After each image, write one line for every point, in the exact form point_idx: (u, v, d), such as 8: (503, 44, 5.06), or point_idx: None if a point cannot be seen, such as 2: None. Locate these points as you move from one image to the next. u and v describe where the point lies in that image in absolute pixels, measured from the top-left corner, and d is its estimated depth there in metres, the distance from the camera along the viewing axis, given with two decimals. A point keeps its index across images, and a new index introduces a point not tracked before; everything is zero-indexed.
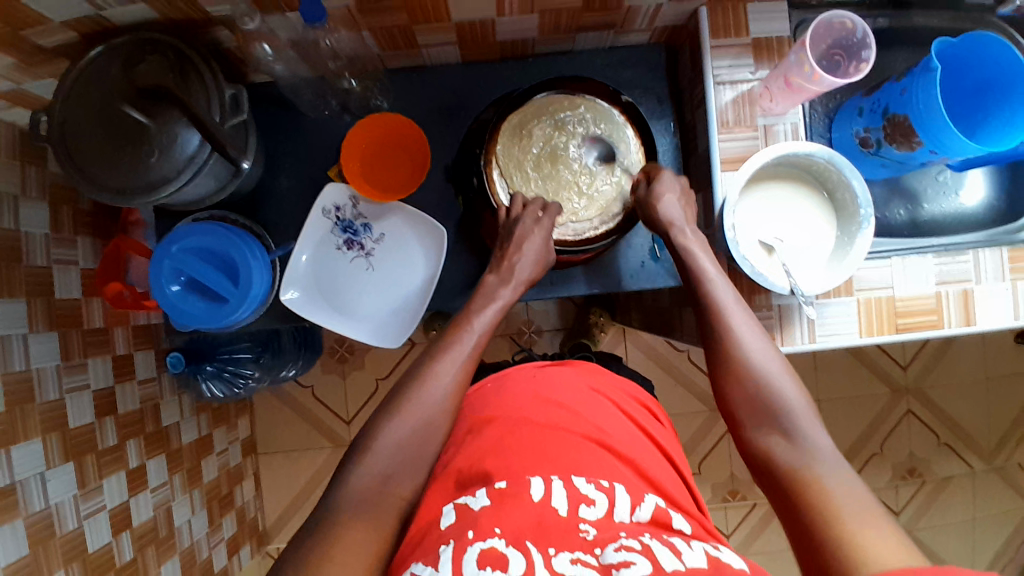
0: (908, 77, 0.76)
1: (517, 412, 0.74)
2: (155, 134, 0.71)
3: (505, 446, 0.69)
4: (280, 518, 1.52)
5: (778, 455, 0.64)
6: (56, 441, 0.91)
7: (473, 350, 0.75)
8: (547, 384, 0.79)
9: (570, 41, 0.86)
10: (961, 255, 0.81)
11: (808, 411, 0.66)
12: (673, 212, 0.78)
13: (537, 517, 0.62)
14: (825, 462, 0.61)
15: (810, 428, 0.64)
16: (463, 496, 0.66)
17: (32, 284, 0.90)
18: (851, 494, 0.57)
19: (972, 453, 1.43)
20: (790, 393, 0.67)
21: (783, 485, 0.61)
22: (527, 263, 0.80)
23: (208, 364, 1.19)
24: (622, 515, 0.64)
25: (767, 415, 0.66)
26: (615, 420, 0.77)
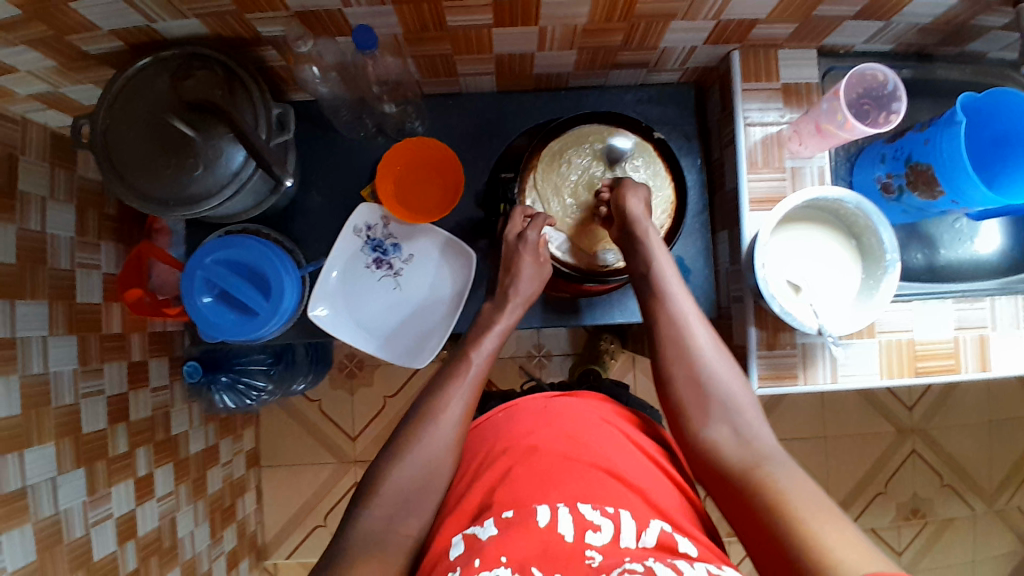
0: (930, 128, 0.78)
1: (527, 439, 0.74)
2: (201, 147, 0.73)
3: (514, 476, 0.70)
4: (280, 533, 1.50)
5: (725, 451, 0.67)
6: (69, 446, 0.91)
7: (479, 371, 0.77)
8: (560, 415, 0.78)
9: (604, 76, 0.89)
10: (979, 301, 0.84)
11: (752, 409, 0.70)
12: (637, 209, 0.80)
13: (543, 543, 0.62)
14: (771, 461, 0.65)
15: (756, 427, 0.69)
16: (472, 526, 0.66)
17: (55, 286, 0.90)
18: (802, 492, 0.60)
19: (974, 496, 1.44)
20: (736, 392, 0.71)
21: (730, 478, 0.65)
22: (526, 282, 0.82)
23: (223, 375, 1.21)
24: (628, 540, 0.64)
25: (717, 412, 0.70)
26: (621, 446, 0.75)
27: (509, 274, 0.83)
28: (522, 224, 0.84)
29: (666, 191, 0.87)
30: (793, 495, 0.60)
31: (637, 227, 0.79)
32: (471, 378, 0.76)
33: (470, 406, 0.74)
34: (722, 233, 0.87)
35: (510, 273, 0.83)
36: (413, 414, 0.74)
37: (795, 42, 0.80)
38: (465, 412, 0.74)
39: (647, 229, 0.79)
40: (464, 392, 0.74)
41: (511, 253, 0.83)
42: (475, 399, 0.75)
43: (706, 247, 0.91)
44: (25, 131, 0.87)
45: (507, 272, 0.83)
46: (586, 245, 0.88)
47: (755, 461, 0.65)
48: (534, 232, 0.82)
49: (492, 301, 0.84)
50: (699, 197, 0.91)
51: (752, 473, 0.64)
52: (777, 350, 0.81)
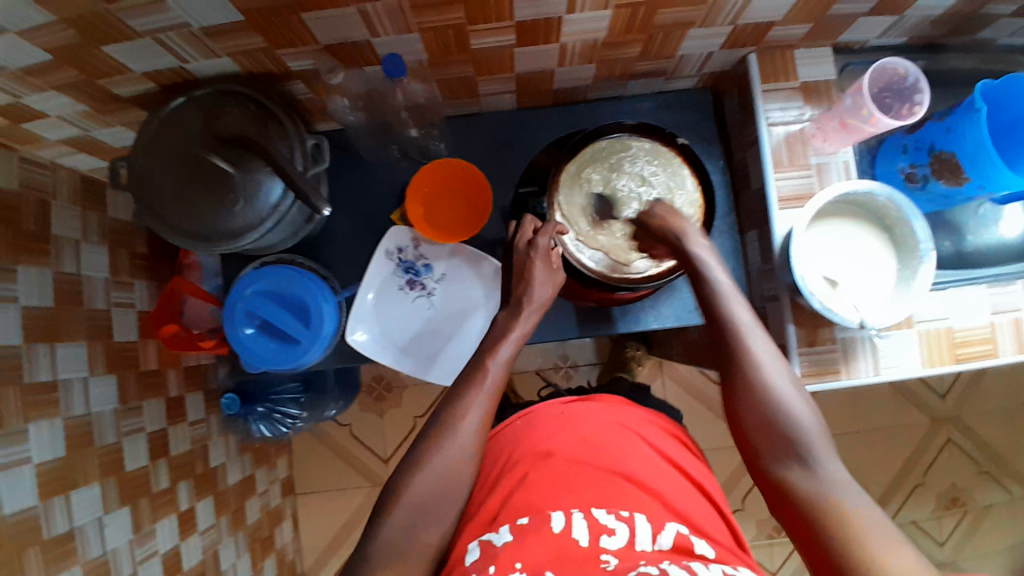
0: (950, 116, 0.79)
1: (545, 447, 0.75)
2: (240, 184, 0.74)
3: (531, 481, 0.71)
4: (318, 560, 1.50)
5: (798, 491, 0.65)
6: (114, 485, 0.92)
7: (496, 381, 0.76)
8: (576, 422, 0.79)
9: (622, 87, 0.90)
10: (1011, 284, 0.85)
11: (825, 441, 0.67)
12: (684, 224, 0.80)
13: (558, 547, 0.63)
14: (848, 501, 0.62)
15: (833, 462, 0.66)
16: (488, 533, 0.68)
17: (93, 327, 0.92)
18: (879, 542, 0.58)
19: (1013, 481, 1.43)
20: (809, 423, 0.68)
21: (804, 518, 0.63)
22: (542, 287, 0.83)
23: (259, 405, 1.21)
24: (644, 543, 0.64)
25: (788, 448, 0.67)
26: (641, 453, 0.76)
27: (522, 282, 0.83)
28: (532, 231, 0.86)
29: (691, 192, 0.87)
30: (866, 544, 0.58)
31: (687, 244, 0.79)
32: (488, 388, 0.75)
33: (487, 416, 0.74)
34: (751, 234, 0.88)
35: (523, 279, 0.83)
36: (431, 427, 0.73)
37: (809, 41, 0.82)
38: (483, 422, 0.73)
39: (693, 244, 0.79)
40: (482, 400, 0.74)
41: (521, 259, 0.84)
42: (492, 408, 0.75)
43: (735, 247, 0.92)
44: (56, 175, 0.88)
45: (520, 278, 0.84)
46: (621, 257, 0.86)
47: (830, 499, 0.63)
48: (544, 239, 0.83)
49: (507, 308, 0.83)
50: (725, 199, 0.92)
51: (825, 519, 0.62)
52: (817, 346, 0.81)
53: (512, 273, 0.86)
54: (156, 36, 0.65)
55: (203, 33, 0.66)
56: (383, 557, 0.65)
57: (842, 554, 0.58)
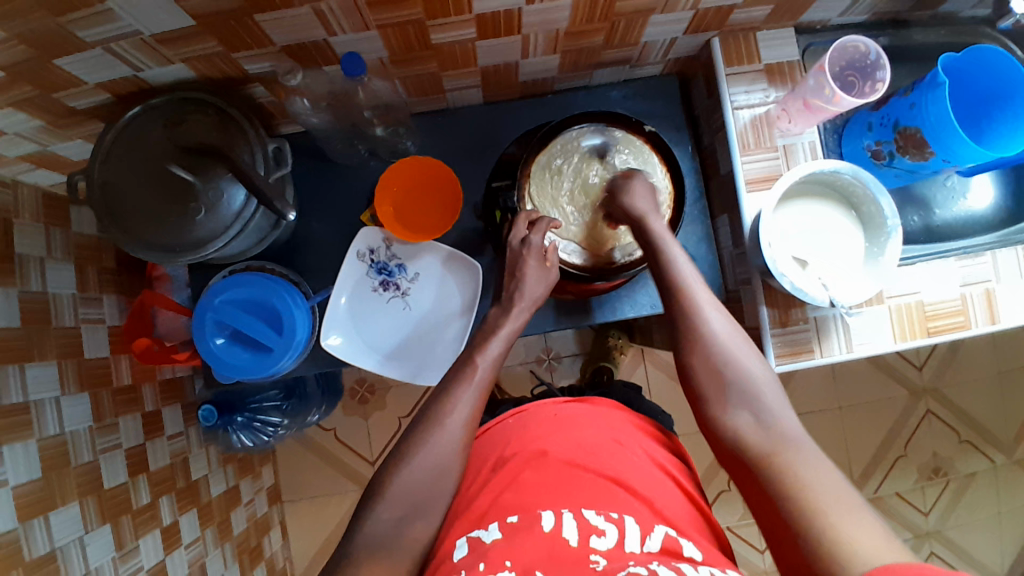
0: (914, 91, 0.79)
1: (537, 447, 0.75)
2: (201, 192, 0.73)
3: (522, 483, 0.71)
4: (309, 567, 1.49)
5: (746, 438, 0.67)
6: (93, 503, 0.90)
7: (485, 378, 0.76)
8: (568, 425, 0.78)
9: (588, 76, 0.89)
10: (980, 256, 0.85)
11: (772, 393, 0.70)
12: (644, 204, 0.80)
13: (548, 549, 0.62)
14: (794, 447, 0.65)
15: (779, 412, 0.68)
16: (477, 530, 0.67)
17: (63, 345, 0.90)
18: (823, 482, 0.60)
19: (993, 448, 1.45)
20: (756, 377, 0.70)
21: (750, 465, 0.65)
22: (535, 283, 0.82)
23: (240, 415, 1.19)
24: (633, 545, 0.64)
25: (737, 397, 0.70)
26: (631, 456, 0.75)
27: (514, 279, 0.83)
28: (526, 229, 0.84)
29: (661, 178, 0.86)
30: (808, 480, 0.60)
31: (645, 223, 0.79)
32: (478, 383, 0.75)
33: (476, 410, 0.74)
34: (723, 218, 0.88)
35: (515, 278, 0.83)
36: (417, 421, 0.73)
37: (772, 22, 0.81)
38: (471, 418, 0.73)
39: (653, 224, 0.79)
40: (471, 396, 0.74)
41: (511, 256, 0.83)
42: (481, 403, 0.75)
43: (706, 233, 0.92)
44: (17, 193, 0.86)
45: (512, 277, 0.83)
46: (594, 245, 0.87)
47: (775, 444, 0.65)
48: (538, 237, 0.81)
49: (498, 305, 0.84)
50: (695, 185, 0.92)
51: (773, 461, 0.64)
52: (791, 326, 0.82)
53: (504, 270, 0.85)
54: (107, 45, 0.63)
55: (155, 40, 0.64)
56: (371, 562, 0.64)
57: (788, 492, 0.60)
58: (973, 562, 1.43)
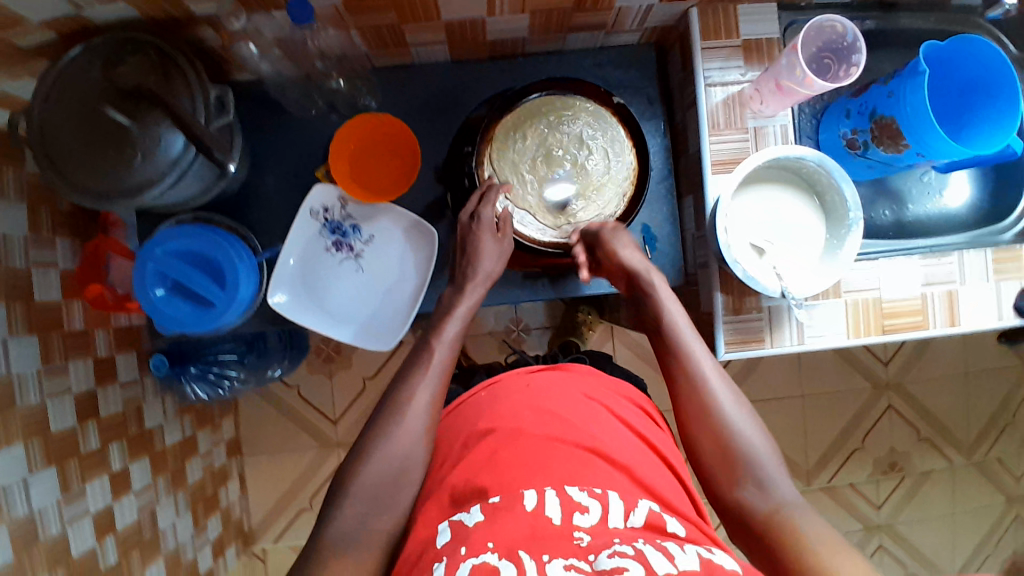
0: (894, 80, 0.76)
1: (515, 421, 0.67)
2: (138, 137, 0.70)
3: (500, 458, 0.62)
4: (266, 518, 1.47)
5: (752, 507, 0.63)
6: (38, 446, 0.82)
7: (445, 360, 0.73)
8: (542, 394, 0.71)
9: (561, 41, 0.86)
10: (946, 256, 0.83)
11: (773, 458, 0.66)
12: (636, 262, 0.78)
13: (530, 528, 0.55)
14: (799, 515, 0.61)
15: (782, 479, 0.64)
16: (459, 513, 0.59)
17: (10, 285, 0.80)
18: (837, 551, 0.56)
19: (951, 448, 1.46)
20: (757, 443, 0.66)
21: (757, 537, 0.61)
22: (490, 257, 0.79)
23: (193, 366, 1.13)
24: (616, 521, 0.57)
25: (742, 467, 0.65)
26: (612, 428, 0.69)
27: (466, 255, 0.79)
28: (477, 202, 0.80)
29: (628, 156, 0.82)
30: (818, 545, 0.57)
31: (642, 277, 0.77)
32: (437, 366, 0.71)
33: (438, 396, 0.70)
34: (688, 199, 0.85)
35: (469, 255, 0.79)
36: (382, 406, 0.69)
37: None
38: (435, 399, 0.69)
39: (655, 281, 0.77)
40: (432, 380, 0.70)
41: (465, 234, 0.80)
42: (444, 388, 0.71)
43: (671, 213, 0.89)
44: None
45: (466, 253, 0.79)
46: (550, 220, 0.83)
47: (781, 514, 0.61)
48: (488, 210, 0.78)
49: (451, 285, 0.80)
50: (664, 163, 0.90)
51: (778, 528, 0.60)
52: (742, 314, 0.80)
53: (457, 248, 0.81)
54: None
55: None
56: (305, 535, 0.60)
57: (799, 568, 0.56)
58: (918, 556, 1.45)
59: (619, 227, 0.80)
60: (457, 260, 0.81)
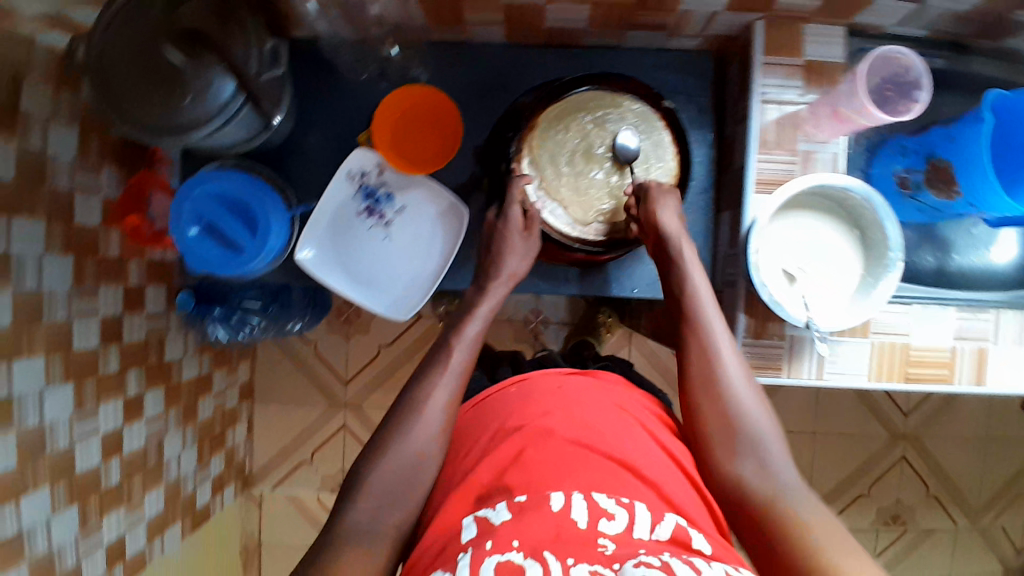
0: (957, 124, 0.74)
1: (546, 421, 0.65)
2: (190, 78, 0.71)
3: (528, 458, 0.61)
4: (268, 464, 1.51)
5: (751, 485, 0.64)
6: (59, 361, 0.85)
7: (464, 361, 0.71)
8: (573, 400, 0.69)
9: (620, 36, 0.84)
10: (983, 312, 0.80)
11: (777, 443, 0.67)
12: (672, 225, 0.76)
13: (555, 529, 0.55)
14: (796, 497, 0.62)
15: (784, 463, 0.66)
16: (484, 508, 0.59)
17: (54, 206, 0.83)
18: (830, 532, 0.58)
19: (958, 510, 1.42)
20: (764, 426, 0.67)
21: (752, 514, 0.62)
22: (515, 258, 0.78)
23: (218, 308, 1.16)
24: (641, 532, 0.57)
25: (745, 444, 0.66)
26: (643, 439, 0.67)
27: (493, 257, 0.78)
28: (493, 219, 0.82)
29: (669, 163, 0.82)
30: (814, 526, 0.59)
31: (675, 244, 0.76)
32: (456, 365, 0.70)
33: (456, 395, 0.69)
34: (725, 215, 0.84)
35: (495, 255, 0.78)
36: (400, 404, 0.68)
37: (823, 16, 0.76)
38: (453, 399, 0.68)
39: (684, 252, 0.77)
40: (450, 379, 0.69)
41: (492, 231, 0.81)
42: (460, 389, 0.70)
43: (706, 226, 0.88)
44: (32, 54, 0.77)
45: (494, 249, 0.79)
46: (579, 215, 0.81)
47: (779, 495, 0.63)
48: (516, 211, 0.78)
49: (474, 284, 0.79)
50: (706, 175, 0.87)
51: (778, 510, 0.61)
52: (762, 340, 0.79)
53: (484, 250, 0.81)
54: None
55: None
56: None
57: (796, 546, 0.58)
58: None
59: (669, 189, 0.78)
60: (483, 262, 0.80)
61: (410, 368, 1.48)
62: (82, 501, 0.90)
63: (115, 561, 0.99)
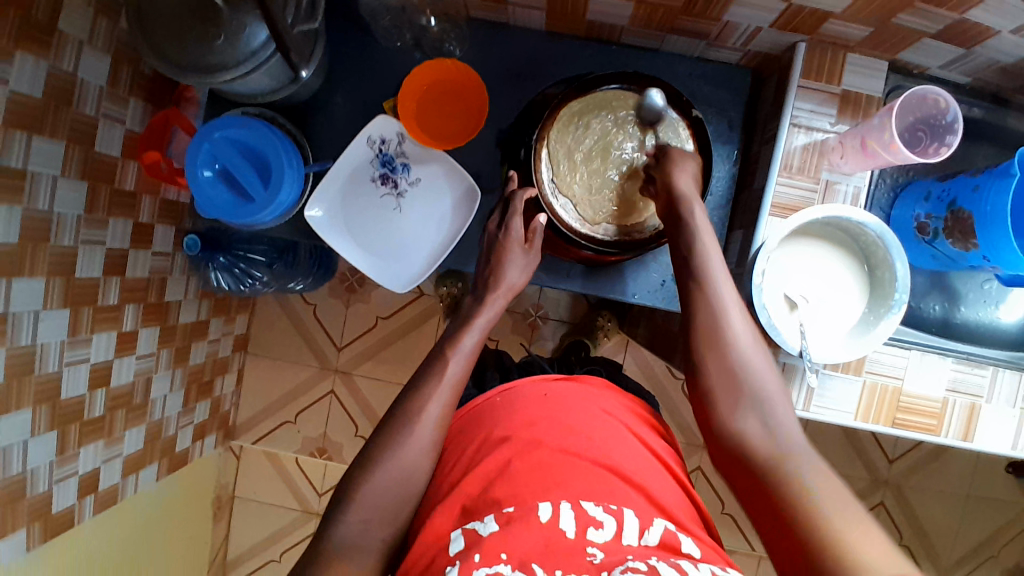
0: (983, 175, 0.72)
1: (532, 431, 0.65)
2: (226, 19, 0.70)
3: (515, 470, 0.61)
4: (252, 418, 1.52)
5: (752, 444, 0.63)
6: (59, 285, 0.85)
7: (458, 375, 0.70)
8: (561, 406, 0.69)
9: (659, 39, 0.84)
10: (980, 368, 0.79)
11: (781, 400, 0.65)
12: (687, 187, 0.73)
13: (544, 540, 0.55)
14: (800, 456, 0.61)
15: (786, 419, 0.64)
16: (472, 522, 0.58)
17: (77, 131, 0.83)
18: (833, 493, 0.57)
19: (929, 563, 1.40)
20: (768, 383, 0.66)
21: (753, 472, 0.62)
22: (515, 268, 0.78)
23: (221, 256, 1.14)
24: (631, 538, 0.57)
25: (748, 401, 0.65)
26: (631, 445, 0.67)
27: (494, 263, 0.78)
28: (496, 226, 0.81)
29: (689, 173, 0.81)
30: (817, 488, 0.58)
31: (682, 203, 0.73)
32: (450, 379, 0.69)
33: (449, 408, 0.68)
34: (737, 234, 0.83)
35: (496, 262, 0.78)
36: (392, 414, 0.67)
37: (866, 47, 0.75)
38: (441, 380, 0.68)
39: (695, 214, 0.72)
40: (444, 399, 0.67)
41: (491, 243, 0.80)
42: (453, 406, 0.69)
43: (717, 243, 0.87)
44: None
45: (492, 260, 0.79)
46: (589, 215, 0.81)
47: (782, 454, 0.61)
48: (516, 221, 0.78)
49: (473, 292, 0.78)
50: (725, 191, 0.87)
51: (780, 469, 0.60)
52: None
53: (483, 255, 0.81)
54: None
55: None
56: None
57: (797, 508, 0.57)
58: None
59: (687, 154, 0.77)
60: (482, 269, 0.79)
61: (404, 344, 1.48)
62: (62, 429, 0.91)
63: (87, 492, 0.99)
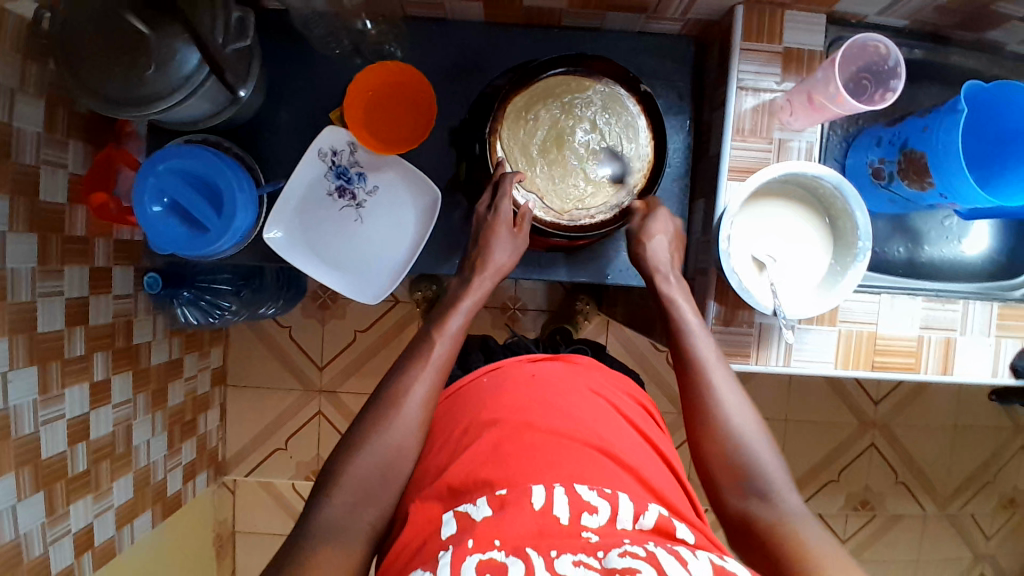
0: (931, 115, 0.73)
1: (521, 415, 0.64)
2: (154, 47, 0.68)
3: (506, 450, 0.60)
4: (241, 451, 1.49)
5: (758, 519, 0.61)
6: (23, 342, 0.82)
7: (445, 354, 0.69)
8: (548, 387, 0.68)
9: (599, 18, 0.84)
10: (951, 303, 0.80)
11: (783, 475, 0.64)
12: (660, 256, 0.76)
13: (537, 526, 0.54)
14: (805, 529, 0.60)
15: (788, 495, 0.63)
16: (463, 503, 0.58)
17: (18, 182, 0.80)
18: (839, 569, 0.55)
19: (926, 496, 1.44)
20: (768, 461, 0.64)
21: (760, 551, 0.60)
22: (503, 248, 0.75)
23: (185, 291, 1.12)
24: (625, 522, 0.56)
25: (749, 478, 0.63)
26: (616, 425, 0.67)
27: (479, 244, 0.76)
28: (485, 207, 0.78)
29: (645, 148, 0.82)
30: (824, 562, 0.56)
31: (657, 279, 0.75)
32: (435, 361, 0.68)
33: (435, 390, 0.67)
34: (700, 203, 0.84)
35: (481, 245, 0.76)
36: (374, 404, 0.66)
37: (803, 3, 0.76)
38: (431, 394, 0.66)
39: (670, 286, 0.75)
40: (429, 376, 0.67)
41: (481, 224, 0.77)
42: (440, 383, 0.68)
43: (682, 214, 0.88)
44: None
45: (479, 242, 0.76)
46: (557, 206, 0.80)
47: (786, 529, 0.60)
48: (506, 204, 0.75)
49: (460, 274, 0.76)
50: (682, 163, 0.87)
51: (785, 542, 0.59)
52: (734, 327, 0.79)
53: (471, 239, 0.79)
54: None
55: None
56: None
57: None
58: None
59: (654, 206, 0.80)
60: (466, 255, 0.78)
61: (386, 354, 1.47)
62: (48, 488, 0.88)
63: (84, 549, 0.97)
